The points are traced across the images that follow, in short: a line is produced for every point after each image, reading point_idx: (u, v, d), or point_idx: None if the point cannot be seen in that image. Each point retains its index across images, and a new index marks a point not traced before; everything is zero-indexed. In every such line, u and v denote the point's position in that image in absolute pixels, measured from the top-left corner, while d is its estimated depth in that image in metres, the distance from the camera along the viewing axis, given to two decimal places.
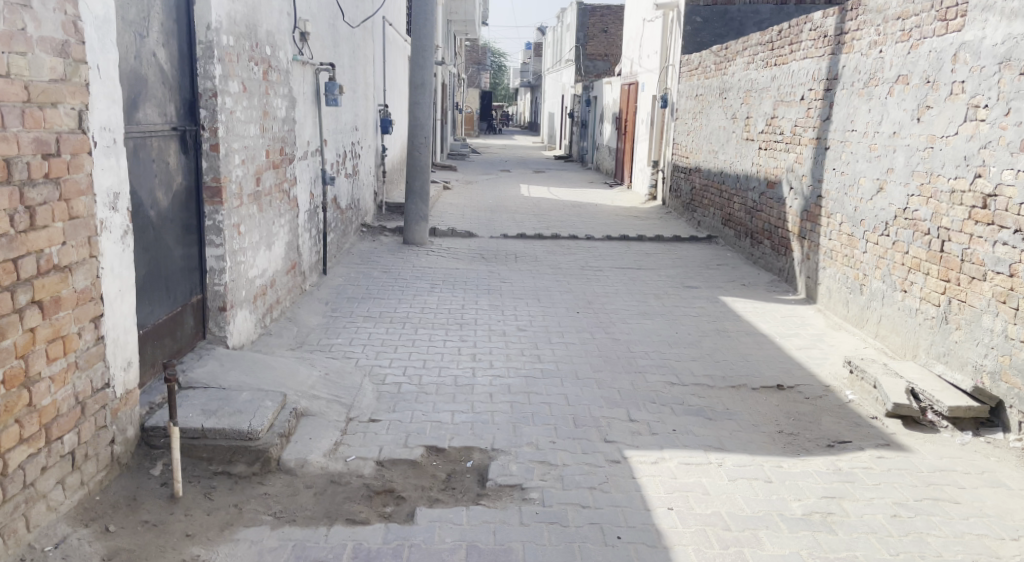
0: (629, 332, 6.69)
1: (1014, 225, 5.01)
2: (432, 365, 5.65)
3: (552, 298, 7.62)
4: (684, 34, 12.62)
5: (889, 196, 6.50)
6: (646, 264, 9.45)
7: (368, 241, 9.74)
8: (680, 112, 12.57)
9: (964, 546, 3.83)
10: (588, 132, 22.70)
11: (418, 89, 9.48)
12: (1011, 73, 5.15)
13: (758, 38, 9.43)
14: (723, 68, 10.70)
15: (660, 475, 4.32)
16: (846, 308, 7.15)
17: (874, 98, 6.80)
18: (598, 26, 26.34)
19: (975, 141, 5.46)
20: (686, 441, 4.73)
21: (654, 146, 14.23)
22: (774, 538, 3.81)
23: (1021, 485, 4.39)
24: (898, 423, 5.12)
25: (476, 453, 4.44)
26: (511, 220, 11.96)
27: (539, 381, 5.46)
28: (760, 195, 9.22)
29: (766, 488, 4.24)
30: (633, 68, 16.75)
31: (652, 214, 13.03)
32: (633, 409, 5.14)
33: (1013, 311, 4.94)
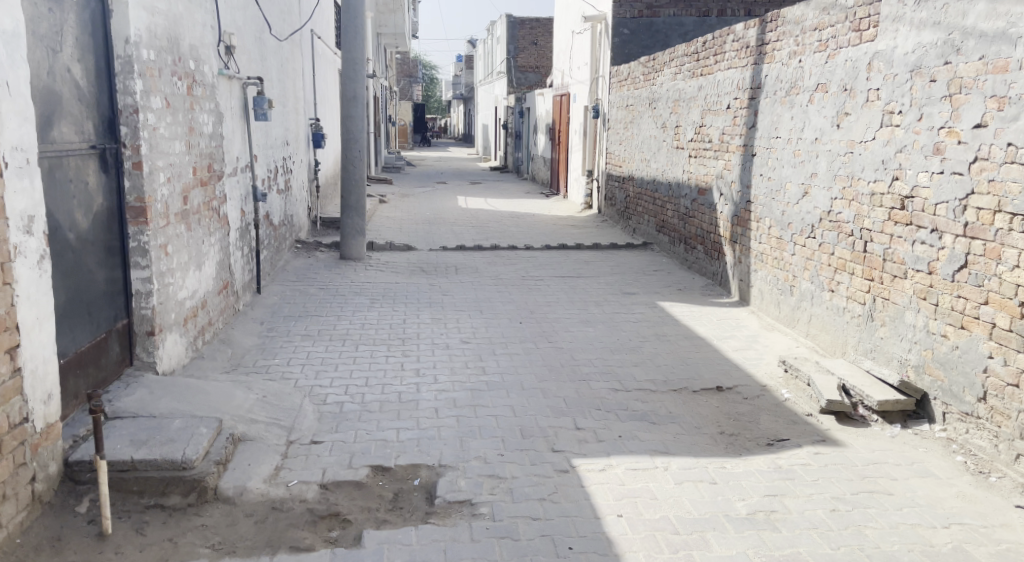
0: (573, 340, 6.78)
1: (931, 225, 5.23)
2: (375, 383, 5.63)
3: (493, 309, 7.68)
4: (612, 45, 12.85)
5: (814, 200, 6.72)
6: (585, 271, 9.58)
7: (303, 257, 9.66)
8: (612, 122, 12.76)
9: (900, 536, 3.98)
10: (523, 142, 22.87)
11: (350, 102, 9.45)
12: (922, 80, 5.37)
13: (683, 49, 9.65)
14: (652, 78, 10.92)
15: (608, 482, 4.39)
16: (778, 309, 7.38)
17: (795, 106, 7.03)
18: (529, 38, 26.60)
19: (891, 146, 5.69)
20: (631, 446, 4.82)
21: (588, 157, 14.45)
22: (721, 540, 3.91)
23: (949, 473, 4.56)
24: (831, 419, 5.29)
25: (423, 470, 4.46)
26: (449, 232, 11.98)
27: (484, 394, 5.49)
28: (692, 201, 9.43)
29: (711, 490, 4.35)
30: (564, 79, 16.94)
31: (589, 223, 13.19)
32: (579, 417, 5.20)
33: (933, 307, 5.16)
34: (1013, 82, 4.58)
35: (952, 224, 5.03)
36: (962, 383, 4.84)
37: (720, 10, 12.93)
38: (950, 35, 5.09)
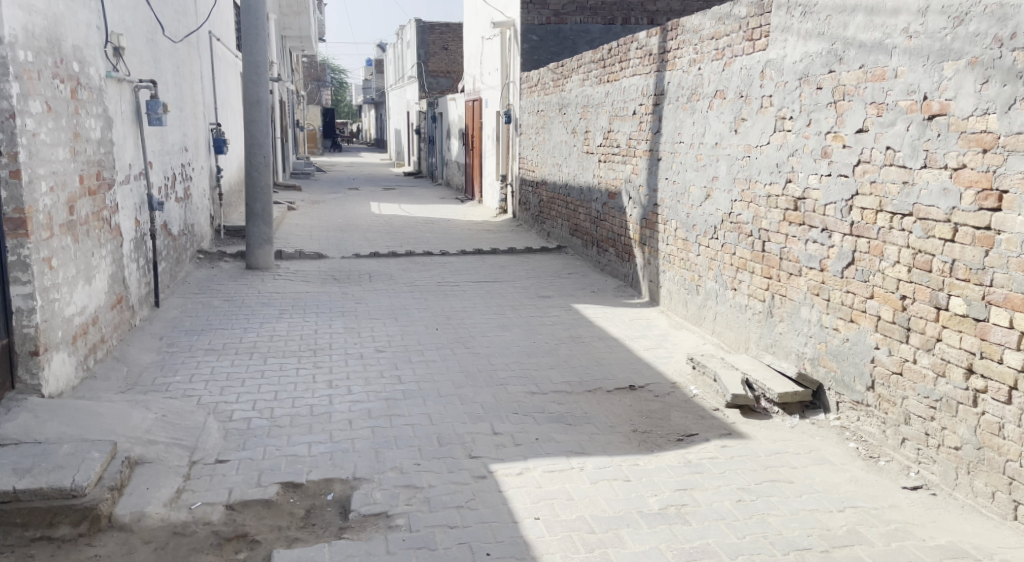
0: (489, 345, 6.88)
1: (822, 225, 5.48)
2: (285, 397, 5.61)
3: (409, 317, 7.71)
4: (521, 52, 13.03)
5: (716, 202, 6.98)
6: (500, 276, 9.70)
7: (206, 268, 9.50)
8: (524, 128, 12.93)
9: (799, 522, 4.19)
10: (436, 148, 22.91)
11: (253, 107, 9.33)
12: (810, 87, 5.59)
13: (590, 56, 9.87)
14: (560, 84, 11.12)
15: (525, 486, 4.50)
16: (685, 308, 7.63)
17: (696, 112, 7.30)
18: (439, 44, 26.65)
19: (784, 150, 5.93)
20: (547, 448, 4.95)
21: (501, 162, 14.61)
22: (634, 536, 4.06)
23: (843, 460, 4.81)
24: (737, 412, 5.53)
25: (336, 485, 4.49)
26: (362, 239, 11.95)
27: (399, 404, 5.54)
28: (603, 205, 9.65)
29: (625, 487, 4.50)
30: (475, 84, 17.05)
31: (504, 227, 13.34)
32: (496, 422, 5.30)
33: (826, 302, 5.42)
34: (889, 89, 4.74)
35: (840, 224, 5.27)
36: (853, 372, 5.11)
37: (625, 18, 13.25)
38: (833, 45, 5.29)
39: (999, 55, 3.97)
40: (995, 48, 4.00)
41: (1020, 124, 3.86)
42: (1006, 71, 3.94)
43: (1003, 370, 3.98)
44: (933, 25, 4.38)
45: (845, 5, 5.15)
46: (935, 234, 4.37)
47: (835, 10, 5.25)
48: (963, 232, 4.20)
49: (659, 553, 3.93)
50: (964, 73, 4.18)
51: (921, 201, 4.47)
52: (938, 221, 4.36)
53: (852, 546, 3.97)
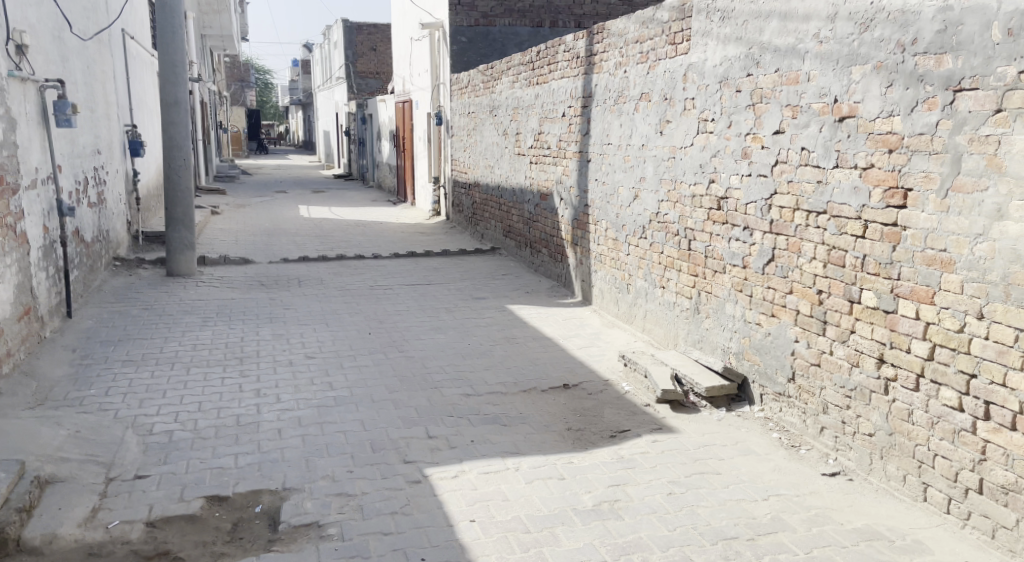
0: (423, 348, 6.90)
1: (743, 223, 5.62)
2: (209, 408, 5.55)
3: (340, 322, 7.68)
4: (451, 54, 13.07)
5: (643, 203, 7.12)
6: (433, 279, 9.72)
7: (123, 276, 9.29)
8: (455, 129, 12.97)
9: (727, 512, 4.32)
10: (366, 150, 22.76)
11: (171, 108, 9.21)
12: (729, 90, 5.74)
13: (519, 59, 9.97)
14: (491, 86, 11.19)
15: (461, 488, 4.55)
16: (617, 306, 7.77)
17: (623, 114, 7.44)
18: (367, 44, 26.47)
19: (706, 151, 6.08)
20: (482, 450, 5.01)
21: (433, 163, 14.62)
22: (569, 533, 4.14)
23: (767, 450, 4.98)
24: (667, 407, 5.66)
25: (264, 496, 4.47)
26: (291, 243, 11.83)
27: (330, 411, 5.53)
28: (535, 206, 9.76)
29: (560, 486, 4.59)
30: (405, 86, 17.01)
31: (438, 229, 13.35)
32: (430, 426, 5.34)
33: (748, 298, 5.57)
34: (803, 92, 4.93)
35: (759, 222, 5.42)
36: (775, 365, 5.29)
37: (552, 20, 13.40)
38: (750, 49, 5.46)
39: (902, 60, 4.17)
40: (898, 52, 4.20)
41: (921, 125, 4.07)
42: (908, 74, 4.14)
43: (911, 359, 4.18)
44: (842, 30, 4.58)
45: (761, 11, 5.33)
46: (848, 231, 4.56)
47: (752, 16, 5.43)
48: (872, 228, 4.39)
49: (593, 550, 4.01)
50: (870, 76, 4.38)
51: (835, 199, 4.66)
52: (850, 218, 4.55)
53: (776, 533, 4.11)
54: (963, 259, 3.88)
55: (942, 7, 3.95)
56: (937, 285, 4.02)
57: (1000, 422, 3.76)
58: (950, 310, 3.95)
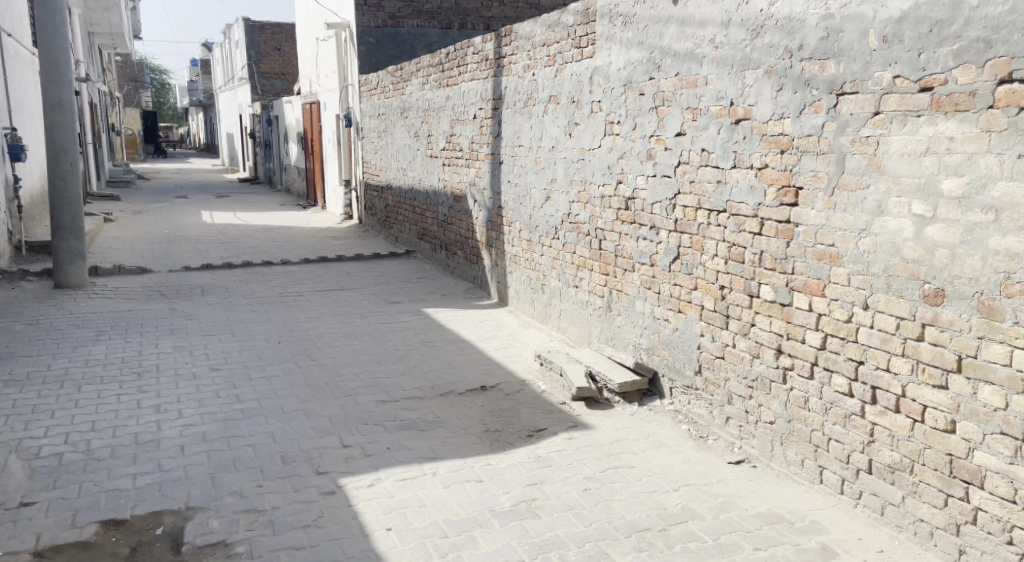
0: (336, 356, 6.87)
1: (650, 223, 5.77)
2: (104, 427, 5.41)
3: (248, 331, 7.58)
4: (359, 54, 12.98)
5: (555, 204, 7.23)
6: (347, 284, 9.66)
7: (8, 290, 8.93)
8: (366, 131, 12.89)
9: (640, 504, 4.45)
10: (273, 152, 22.38)
11: (54, 109, 8.78)
12: (633, 93, 5.89)
13: (428, 60, 10.00)
14: (400, 88, 11.19)
15: (377, 497, 4.57)
16: (532, 307, 7.89)
17: (533, 117, 7.55)
18: (270, 44, 25.98)
19: (614, 153, 6.22)
20: (399, 456, 5.03)
21: (343, 166, 14.50)
22: (487, 536, 4.20)
23: (677, 442, 5.15)
24: (582, 404, 5.79)
25: (165, 517, 4.39)
26: (193, 251, 11.57)
27: (238, 424, 5.47)
28: (449, 209, 9.81)
29: (478, 488, 4.65)
30: (312, 87, 16.79)
31: (350, 233, 13.26)
32: (344, 434, 5.34)
33: (657, 295, 5.74)
34: (701, 95, 5.12)
35: (665, 221, 5.58)
36: (682, 359, 5.47)
37: (461, 22, 13.45)
38: (651, 54, 5.63)
39: (790, 65, 4.38)
40: (786, 58, 4.41)
41: (809, 126, 4.28)
42: (796, 79, 4.35)
43: (806, 349, 4.39)
44: (735, 36, 4.78)
45: (661, 17, 5.50)
46: (746, 228, 4.76)
47: (652, 21, 5.60)
48: (768, 225, 4.59)
49: (511, 550, 4.08)
50: (762, 81, 4.58)
51: (733, 198, 4.86)
52: (747, 216, 4.75)
53: (686, 522, 4.26)
54: (849, 252, 4.11)
55: (824, 15, 4.17)
56: (827, 279, 4.24)
57: (885, 406, 3.99)
58: (839, 301, 4.17)
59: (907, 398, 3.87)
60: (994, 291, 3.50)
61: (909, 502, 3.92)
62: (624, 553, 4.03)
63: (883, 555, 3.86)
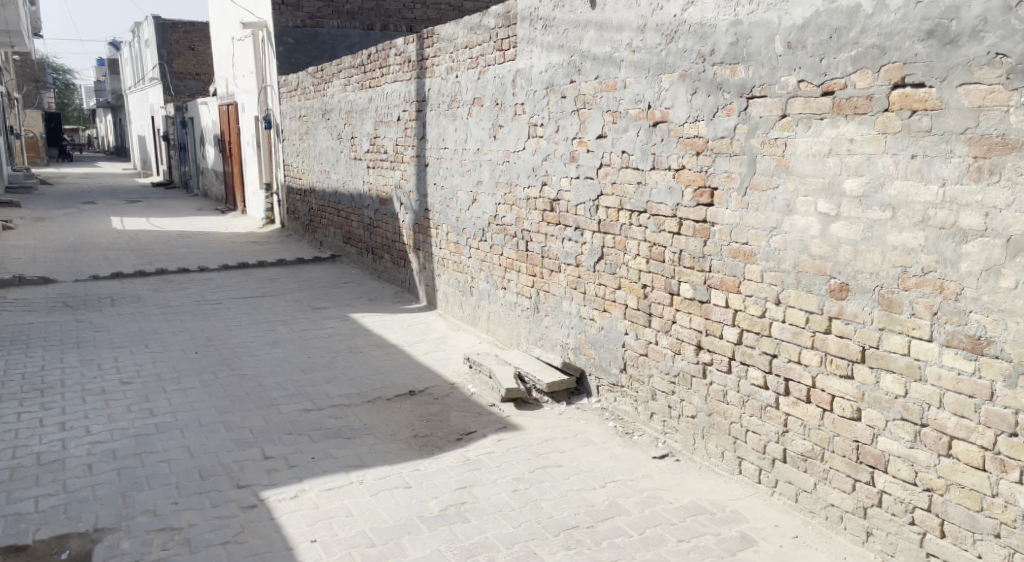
0: (257, 365, 6.79)
1: (575, 224, 5.86)
2: (6, 448, 5.24)
3: (162, 342, 7.42)
4: (277, 55, 12.81)
5: (482, 206, 7.28)
6: (269, 290, 9.54)
7: None
8: (286, 134, 12.73)
9: (569, 502, 4.53)
10: (189, 155, 21.88)
11: None
12: (555, 96, 5.98)
13: (350, 61, 9.94)
14: (321, 89, 11.09)
15: (301, 509, 4.54)
16: (461, 309, 7.93)
17: (457, 119, 7.58)
18: (183, 43, 25.34)
19: (538, 155, 6.29)
20: (324, 466, 5.01)
21: (263, 169, 14.28)
22: (415, 542, 4.21)
23: (604, 439, 5.25)
24: (511, 406, 5.85)
25: (72, 540, 4.27)
26: (103, 259, 11.26)
27: (152, 439, 5.37)
28: (375, 212, 9.78)
29: (405, 495, 4.66)
30: (228, 88, 16.48)
31: (272, 238, 13.08)
32: (266, 446, 5.28)
33: (583, 295, 5.83)
34: (620, 98, 5.23)
35: (589, 222, 5.68)
36: (608, 357, 5.57)
37: (383, 24, 13.33)
38: (572, 57, 5.72)
39: (703, 69, 4.52)
40: (699, 62, 4.54)
41: (722, 129, 4.42)
42: (709, 83, 4.49)
43: (723, 344, 4.54)
44: (651, 41, 4.90)
45: (580, 21, 5.60)
46: (666, 228, 4.88)
47: (572, 25, 5.70)
48: (686, 225, 4.72)
49: (439, 555, 4.10)
50: (677, 84, 4.71)
51: (653, 199, 4.98)
52: (666, 216, 4.88)
53: (612, 517, 4.35)
54: (762, 250, 4.26)
55: (733, 21, 4.32)
56: (742, 276, 4.38)
57: (797, 397, 4.15)
58: (753, 297, 4.32)
59: (817, 388, 4.04)
60: (893, 285, 3.68)
61: (820, 488, 4.08)
62: (553, 552, 4.09)
63: (798, 540, 4.02)
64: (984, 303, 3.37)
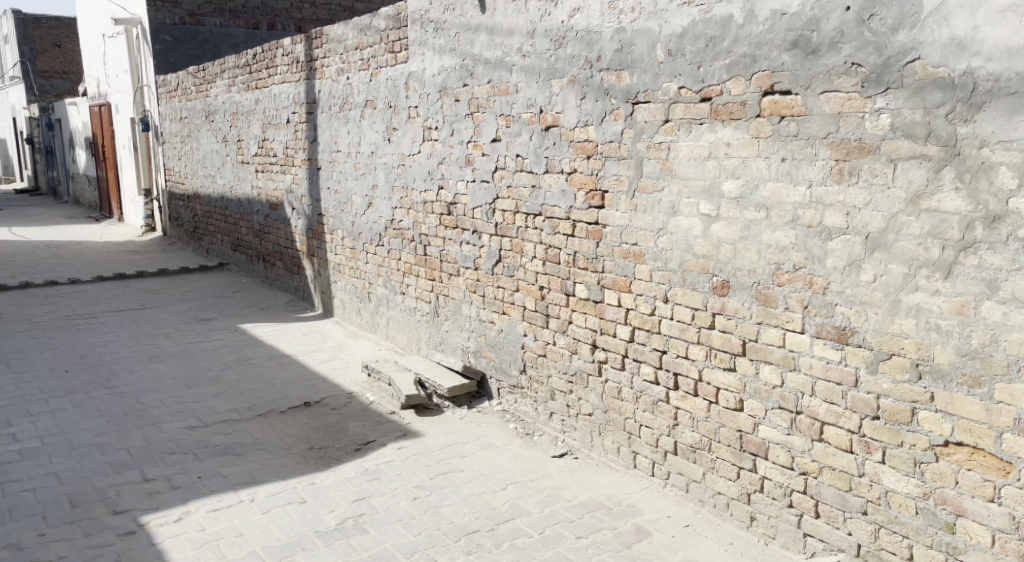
0: (135, 382, 6.58)
1: (472, 227, 5.91)
2: None
3: (28, 362, 7.10)
4: (154, 53, 12.42)
5: (378, 210, 7.25)
6: (149, 302, 9.25)
7: None
8: (166, 136, 12.35)
9: (469, 506, 4.58)
10: (58, 160, 20.90)
11: None
12: (449, 99, 6.02)
13: (234, 61, 9.76)
14: (204, 90, 10.82)
15: (185, 532, 4.42)
16: (359, 316, 7.88)
17: (350, 121, 7.54)
18: (48, 40, 24.10)
19: (433, 158, 6.33)
20: (212, 485, 4.90)
21: (142, 174, 13.77)
22: (310, 558, 4.17)
23: (504, 441, 5.33)
24: (411, 412, 5.87)
25: None
26: None
27: (19, 466, 5.14)
28: (265, 217, 9.62)
29: (300, 510, 4.61)
30: (100, 88, 15.83)
31: (154, 247, 12.68)
32: (146, 467, 5.13)
33: (482, 298, 5.89)
34: (513, 102, 5.31)
35: (486, 226, 5.74)
36: (508, 359, 5.65)
37: (269, 23, 13.44)
38: (463, 60, 5.78)
39: (591, 75, 4.65)
40: (587, 68, 4.67)
41: (610, 133, 4.56)
42: (597, 88, 4.61)
43: (617, 342, 4.67)
44: (540, 46, 5.00)
45: (470, 25, 5.66)
46: (560, 231, 4.99)
47: (462, 28, 5.75)
48: (579, 227, 4.84)
49: None
50: (567, 89, 4.83)
51: (547, 202, 5.08)
52: (560, 219, 4.99)
53: (513, 519, 4.42)
54: (650, 250, 4.41)
55: (617, 28, 4.46)
56: (632, 276, 4.52)
57: (686, 391, 4.31)
58: (643, 296, 4.47)
59: (704, 382, 4.20)
60: (769, 281, 3.87)
61: (708, 478, 4.25)
62: (453, 558, 4.12)
63: (688, 529, 4.18)
64: (848, 296, 3.58)
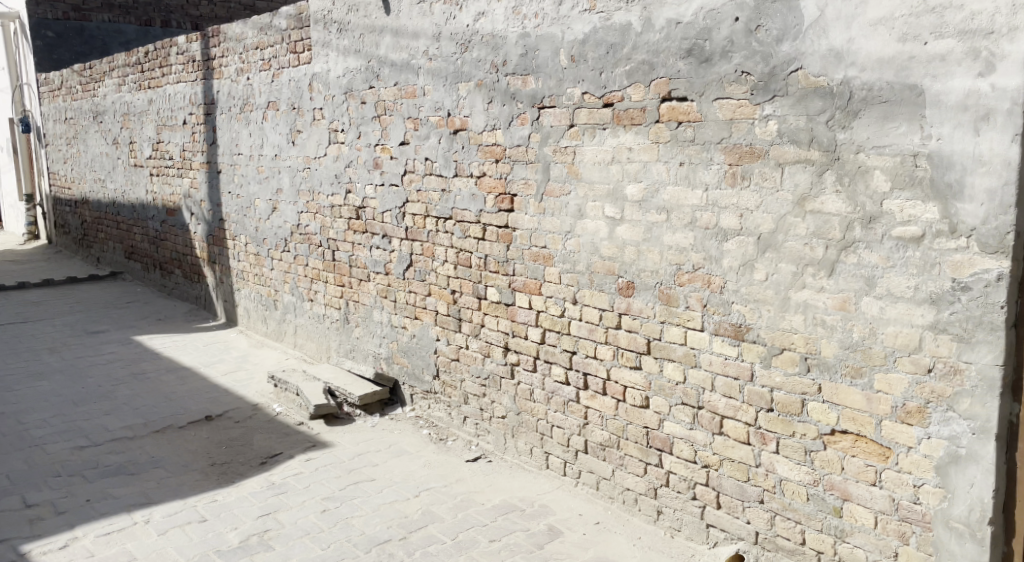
0: (16, 401, 6.31)
1: (381, 231, 5.90)
2: None
3: None
4: (36, 50, 11.94)
5: (282, 215, 7.15)
6: (32, 315, 8.89)
7: None
8: (51, 138, 11.90)
9: (381, 516, 4.57)
10: None
11: None
12: (355, 101, 5.98)
13: (125, 60, 9.49)
14: (92, 89, 10.47)
15: (75, 558, 4.26)
16: (265, 325, 7.75)
17: (251, 123, 7.41)
18: None
19: (340, 162, 6.28)
20: (104, 508, 4.74)
21: (25, 179, 13.22)
22: None
23: (416, 448, 5.33)
24: (321, 422, 5.81)
25: None
26: None
27: None
28: (161, 223, 9.37)
29: (200, 529, 4.50)
30: None
31: (38, 256, 12.19)
32: (29, 492, 4.91)
33: (393, 303, 5.87)
34: (420, 105, 5.33)
35: (396, 230, 5.73)
36: (421, 364, 5.65)
37: (163, 20, 13.11)
38: (369, 63, 5.76)
39: (497, 79, 4.70)
40: (493, 72, 4.72)
41: (517, 137, 4.62)
42: (504, 92, 4.67)
43: (528, 343, 4.73)
44: (446, 49, 5.03)
45: (374, 26, 5.65)
46: (471, 234, 5.02)
47: (367, 30, 5.73)
48: (489, 230, 4.88)
49: None
50: (474, 93, 4.87)
51: (457, 206, 5.11)
52: (471, 222, 5.02)
53: (425, 526, 4.43)
54: (559, 253, 4.48)
55: (522, 33, 4.52)
56: (542, 278, 4.59)
57: (595, 390, 4.40)
58: (553, 298, 4.54)
59: (612, 380, 4.29)
60: (670, 281, 3.98)
61: (617, 475, 4.35)
62: None
63: (599, 526, 4.27)
64: (743, 295, 3.71)
